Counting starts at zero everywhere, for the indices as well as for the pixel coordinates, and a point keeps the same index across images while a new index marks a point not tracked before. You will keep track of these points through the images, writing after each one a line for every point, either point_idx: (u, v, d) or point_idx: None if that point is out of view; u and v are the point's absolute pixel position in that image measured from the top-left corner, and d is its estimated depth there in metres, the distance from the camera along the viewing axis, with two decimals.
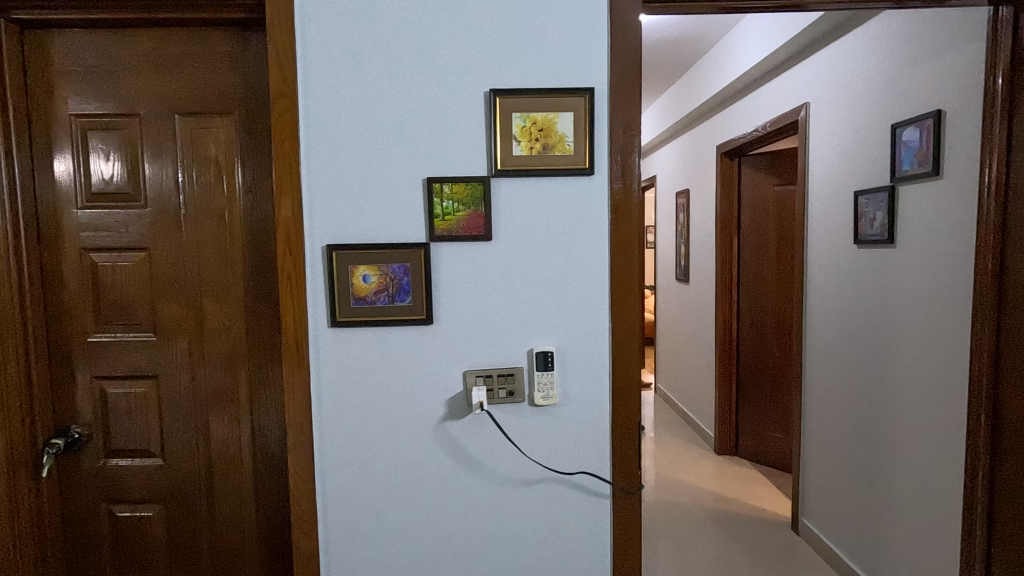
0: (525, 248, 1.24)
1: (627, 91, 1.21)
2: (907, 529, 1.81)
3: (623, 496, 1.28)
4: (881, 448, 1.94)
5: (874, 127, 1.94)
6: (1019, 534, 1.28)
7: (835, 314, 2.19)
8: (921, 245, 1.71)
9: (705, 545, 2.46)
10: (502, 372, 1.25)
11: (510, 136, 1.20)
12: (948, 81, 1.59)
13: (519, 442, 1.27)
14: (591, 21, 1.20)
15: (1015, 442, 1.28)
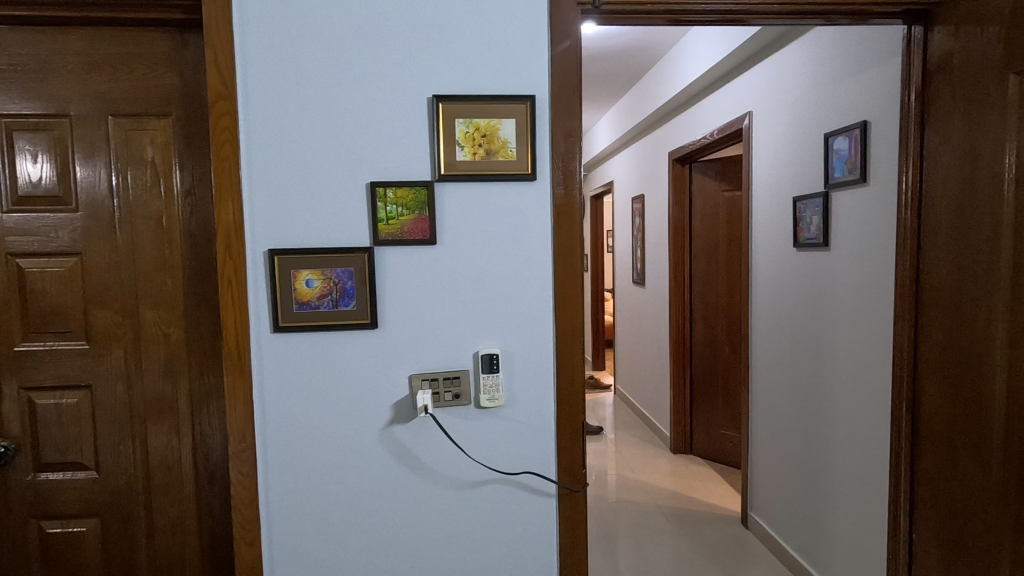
0: (469, 252, 1.25)
1: (568, 98, 1.24)
2: (842, 518, 1.90)
3: (568, 495, 1.31)
4: (819, 441, 2.03)
5: (809, 137, 2.03)
6: (933, 518, 1.36)
7: (777, 314, 2.29)
8: (851, 248, 1.81)
9: (658, 542, 2.51)
10: (447, 375, 1.25)
11: (453, 141, 1.21)
12: (872, 93, 1.69)
13: (465, 444, 1.28)
14: (532, 30, 1.23)
15: (932, 433, 1.36)
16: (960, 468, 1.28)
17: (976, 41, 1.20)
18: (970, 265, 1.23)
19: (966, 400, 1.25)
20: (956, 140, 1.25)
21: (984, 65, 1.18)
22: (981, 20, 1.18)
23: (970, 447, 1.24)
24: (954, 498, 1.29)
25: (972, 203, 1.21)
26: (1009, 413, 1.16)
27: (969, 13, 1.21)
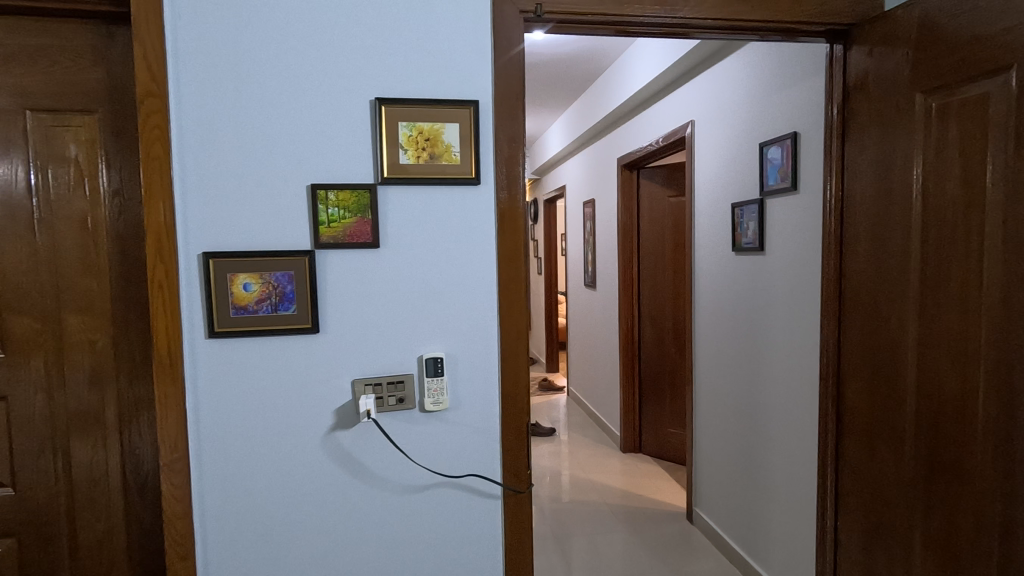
0: (414, 256, 1.25)
1: (511, 104, 1.26)
2: (778, 509, 2.00)
3: (512, 496, 1.32)
4: (756, 436, 2.12)
5: (746, 146, 2.13)
6: (856, 507, 1.45)
7: (717, 316, 2.39)
8: (784, 253, 1.91)
9: (608, 540, 2.56)
10: (392, 380, 1.25)
11: (396, 144, 1.21)
12: (801, 106, 1.78)
13: (410, 449, 1.28)
14: (475, 36, 1.24)
15: (854, 427, 1.44)
16: (878, 460, 1.37)
17: (888, 61, 1.29)
18: (885, 269, 1.32)
19: (883, 396, 1.34)
20: (871, 152, 1.34)
21: (896, 83, 1.27)
22: (892, 42, 1.28)
23: (887, 440, 1.33)
24: (874, 488, 1.38)
25: (887, 212, 1.31)
26: (920, 407, 1.25)
27: (882, 34, 1.31)
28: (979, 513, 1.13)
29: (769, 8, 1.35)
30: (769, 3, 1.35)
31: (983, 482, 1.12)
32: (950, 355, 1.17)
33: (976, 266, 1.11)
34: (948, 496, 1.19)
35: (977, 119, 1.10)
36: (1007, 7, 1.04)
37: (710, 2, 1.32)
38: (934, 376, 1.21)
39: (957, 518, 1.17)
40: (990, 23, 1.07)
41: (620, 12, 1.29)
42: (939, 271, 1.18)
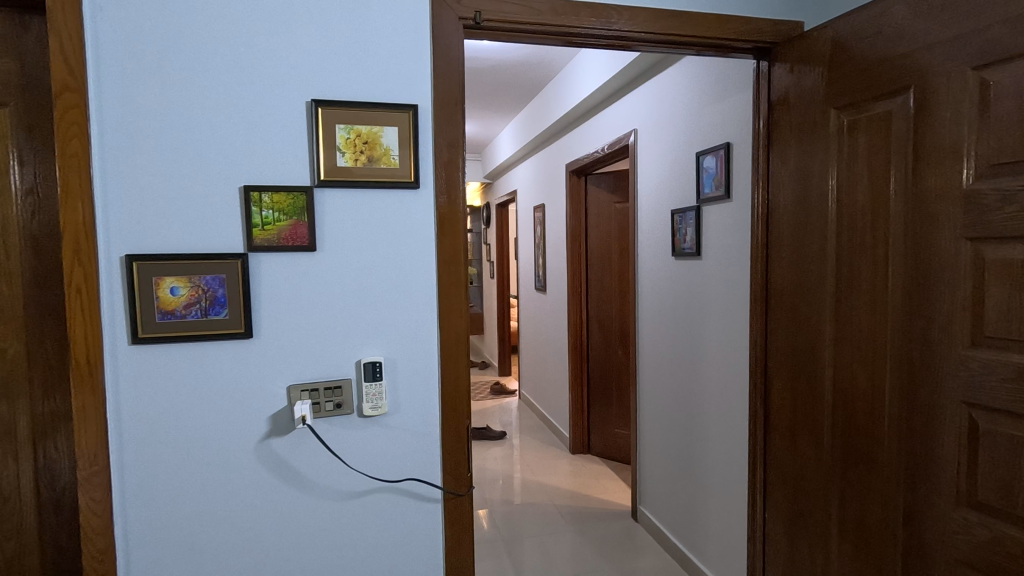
0: (351, 259, 1.24)
1: (450, 110, 1.27)
2: (715, 504, 2.07)
3: (453, 500, 1.32)
4: (694, 434, 2.20)
5: (684, 156, 2.22)
6: (781, 498, 1.52)
7: (659, 318, 2.46)
8: (719, 258, 1.99)
9: (557, 541, 2.59)
10: (329, 385, 1.23)
11: (333, 146, 1.20)
12: (733, 118, 1.87)
13: (347, 455, 1.26)
14: (414, 40, 1.25)
15: (779, 423, 1.52)
16: (800, 453, 1.45)
17: (807, 78, 1.38)
18: (805, 274, 1.40)
19: (805, 393, 1.42)
20: (792, 163, 1.43)
21: (813, 100, 1.36)
22: (809, 61, 1.36)
23: (808, 434, 1.41)
24: (797, 481, 1.46)
25: (806, 220, 1.39)
26: (835, 403, 1.33)
27: (801, 53, 1.39)
28: (886, 500, 1.22)
29: (699, 24, 1.41)
30: (699, 18, 1.41)
31: (890, 471, 1.21)
32: (861, 354, 1.26)
33: (882, 271, 1.20)
34: (859, 485, 1.28)
35: (883, 136, 1.19)
36: (907, 32, 1.13)
37: (643, 16, 1.37)
38: (847, 372, 1.29)
39: (868, 505, 1.26)
40: (893, 47, 1.16)
41: (557, 23, 1.32)
42: (852, 275, 1.27)
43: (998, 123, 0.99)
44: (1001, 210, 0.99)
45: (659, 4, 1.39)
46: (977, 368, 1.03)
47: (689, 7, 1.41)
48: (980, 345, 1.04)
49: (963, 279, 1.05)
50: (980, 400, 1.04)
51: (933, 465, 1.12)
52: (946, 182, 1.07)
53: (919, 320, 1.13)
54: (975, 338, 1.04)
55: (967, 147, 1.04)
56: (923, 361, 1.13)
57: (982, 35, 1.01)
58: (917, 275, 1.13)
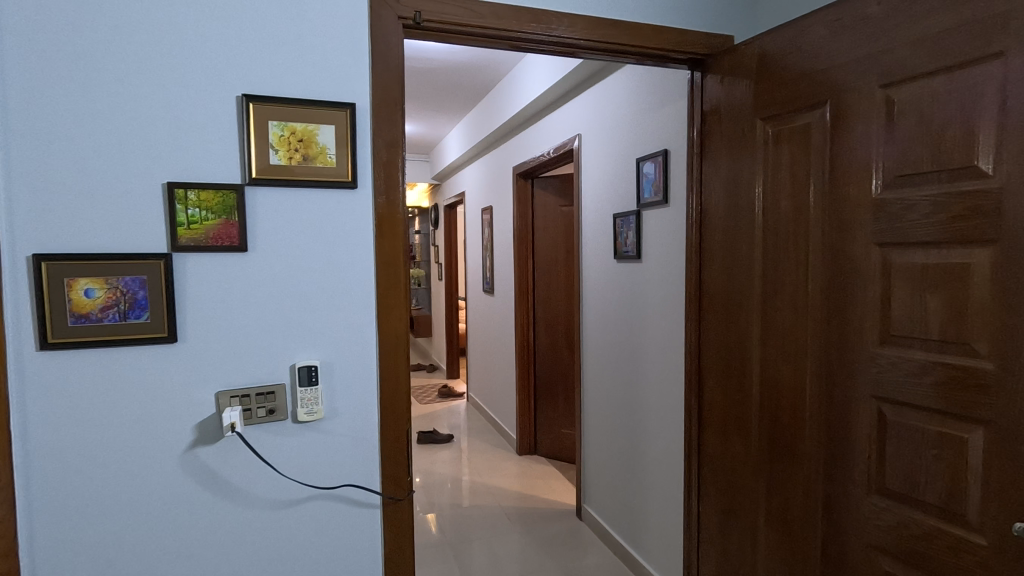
0: (285, 260, 1.20)
1: (389, 109, 1.25)
2: (655, 500, 2.13)
3: (392, 505, 1.30)
4: (635, 431, 2.26)
5: (626, 161, 2.27)
6: (713, 491, 1.59)
7: (601, 319, 2.52)
8: (658, 260, 2.05)
9: (503, 543, 2.59)
10: (260, 391, 1.19)
11: (266, 144, 1.16)
12: (671, 126, 1.94)
13: (280, 462, 1.22)
14: (352, 37, 1.22)
15: (711, 419, 1.59)
16: (731, 448, 1.51)
17: (735, 89, 1.44)
18: (735, 275, 1.47)
19: (735, 390, 1.49)
20: (723, 170, 1.49)
21: (742, 111, 1.42)
22: (738, 73, 1.43)
23: (738, 428, 1.48)
24: (728, 475, 1.53)
25: (736, 223, 1.46)
26: (762, 399, 1.40)
27: (730, 65, 1.46)
28: (807, 490, 1.29)
29: (636, 33, 1.45)
30: (636, 28, 1.45)
31: (811, 463, 1.28)
32: (785, 352, 1.33)
33: (803, 274, 1.27)
34: (784, 476, 1.35)
35: (803, 146, 1.26)
36: (825, 50, 1.20)
37: (582, 24, 1.40)
38: (772, 369, 1.36)
39: (791, 495, 1.33)
40: (813, 63, 1.23)
41: (498, 27, 1.33)
42: (776, 277, 1.34)
43: (901, 137, 1.07)
44: (905, 218, 1.07)
45: (598, 13, 1.42)
46: (885, 364, 1.11)
47: (627, 17, 1.45)
48: (888, 344, 1.12)
49: (873, 281, 1.13)
50: (888, 394, 1.12)
51: (849, 456, 1.19)
52: (859, 191, 1.15)
53: (835, 320, 1.21)
54: (884, 337, 1.12)
55: (875, 159, 1.12)
56: (838, 358, 1.20)
57: (888, 56, 1.09)
58: (834, 278, 1.20)
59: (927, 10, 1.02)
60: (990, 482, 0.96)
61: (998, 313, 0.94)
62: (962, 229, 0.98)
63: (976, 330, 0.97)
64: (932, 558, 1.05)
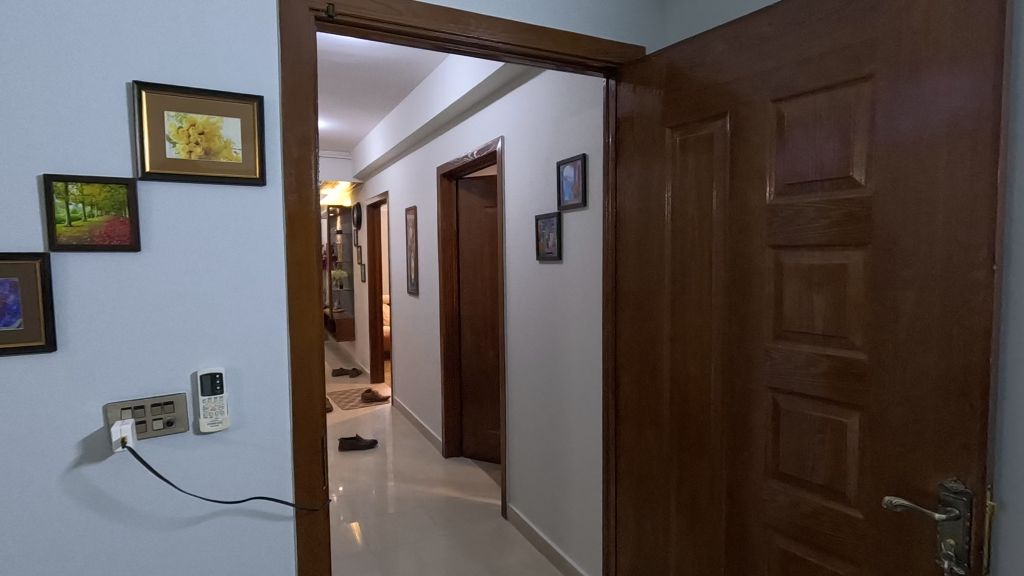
0: (185, 261, 1.12)
1: (301, 104, 1.20)
2: (577, 495, 2.18)
3: (307, 515, 1.26)
4: (557, 429, 2.30)
5: (547, 164, 2.32)
6: (630, 483, 1.65)
7: (525, 319, 2.55)
8: (579, 262, 2.10)
9: (430, 548, 2.56)
10: (157, 401, 1.10)
11: (161, 136, 1.08)
12: (590, 130, 2.00)
13: (180, 477, 1.14)
14: (260, 27, 1.16)
15: (627, 414, 1.65)
16: (645, 441, 1.58)
17: (646, 98, 1.51)
18: (648, 275, 1.53)
19: (648, 385, 1.56)
20: (636, 174, 1.56)
21: (653, 119, 1.49)
22: (649, 83, 1.50)
23: (651, 422, 1.55)
24: (643, 467, 1.59)
25: (648, 226, 1.52)
26: (673, 393, 1.47)
27: (641, 75, 1.53)
28: (713, 476, 1.37)
29: (553, 39, 1.49)
30: (554, 35, 1.49)
31: (716, 451, 1.36)
32: (691, 348, 1.41)
33: (708, 273, 1.36)
34: (692, 464, 1.43)
35: (707, 154, 1.35)
36: (726, 65, 1.29)
37: (501, 27, 1.42)
38: (681, 364, 1.44)
39: (699, 482, 1.41)
40: (715, 77, 1.32)
41: (415, 25, 1.32)
42: (684, 277, 1.42)
43: (790, 148, 1.17)
44: (793, 223, 1.16)
45: (516, 17, 1.44)
46: (779, 357, 1.21)
47: (544, 23, 1.48)
48: (781, 338, 1.21)
49: (768, 281, 1.22)
50: (781, 385, 1.21)
51: (748, 443, 1.28)
52: (756, 197, 1.23)
53: (736, 317, 1.29)
54: (777, 333, 1.21)
55: (769, 168, 1.21)
56: (739, 352, 1.29)
57: (778, 74, 1.18)
58: (735, 278, 1.29)
59: (810, 33, 1.12)
60: (864, 461, 1.07)
61: (870, 309, 1.05)
62: (840, 233, 1.09)
63: (854, 325, 1.08)
64: (819, 533, 1.15)
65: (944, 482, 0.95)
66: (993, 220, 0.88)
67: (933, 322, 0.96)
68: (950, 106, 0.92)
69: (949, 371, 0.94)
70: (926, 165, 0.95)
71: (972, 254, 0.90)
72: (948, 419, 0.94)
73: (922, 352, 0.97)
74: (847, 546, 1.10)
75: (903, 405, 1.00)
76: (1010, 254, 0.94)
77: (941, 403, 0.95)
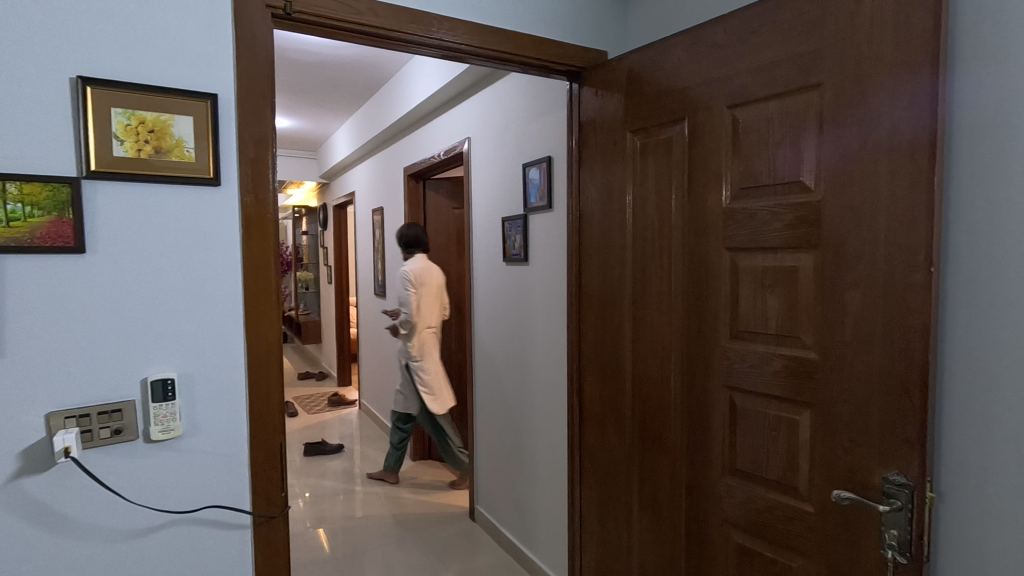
0: (133, 263, 1.08)
1: (257, 103, 1.18)
2: (543, 496, 2.19)
3: (264, 523, 1.23)
4: (524, 430, 2.31)
5: (513, 166, 2.32)
6: (593, 483, 1.66)
7: (491, 321, 2.55)
8: (544, 263, 2.11)
9: (396, 552, 2.53)
10: (104, 409, 1.06)
11: (108, 133, 1.04)
12: (555, 133, 2.02)
13: (129, 488, 1.10)
14: (213, 22, 1.13)
15: (590, 415, 1.66)
16: (608, 441, 1.60)
17: (608, 102, 1.53)
18: (610, 276, 1.55)
19: (611, 386, 1.58)
20: (598, 177, 1.58)
21: (614, 123, 1.52)
22: (610, 88, 1.52)
23: (613, 421, 1.57)
24: (606, 466, 1.61)
25: (610, 228, 1.54)
26: (635, 393, 1.50)
27: (603, 79, 1.55)
28: (673, 474, 1.40)
29: (516, 42, 1.49)
30: (516, 37, 1.49)
31: (676, 450, 1.39)
32: (652, 348, 1.43)
33: (668, 275, 1.38)
34: (653, 462, 1.45)
35: (666, 158, 1.37)
36: (684, 71, 1.32)
37: (463, 28, 1.41)
38: (643, 364, 1.46)
39: (660, 480, 1.44)
40: (673, 82, 1.34)
41: (376, 26, 1.31)
42: (644, 277, 1.44)
43: (744, 154, 1.20)
44: (748, 226, 1.19)
45: (479, 19, 1.45)
46: (735, 356, 1.24)
47: (507, 26, 1.49)
48: (737, 338, 1.24)
49: (724, 282, 1.25)
50: (736, 384, 1.24)
51: (707, 441, 1.31)
52: (713, 200, 1.26)
53: (695, 317, 1.32)
54: (734, 333, 1.25)
55: (725, 172, 1.24)
56: (697, 352, 1.32)
57: (733, 81, 1.21)
58: (693, 279, 1.32)
59: (763, 42, 1.15)
60: (815, 456, 1.11)
61: (819, 309, 1.08)
62: (792, 236, 1.12)
63: (805, 325, 1.11)
64: (772, 527, 1.19)
65: (888, 475, 0.99)
66: (930, 225, 0.92)
67: (877, 322, 1.00)
68: (892, 115, 0.96)
69: (891, 368, 0.98)
70: (869, 171, 0.99)
71: (912, 257, 0.95)
72: (890, 415, 0.98)
73: (867, 350, 1.01)
74: (799, 539, 1.14)
75: (850, 402, 1.04)
76: (947, 257, 0.99)
77: (884, 399, 0.99)
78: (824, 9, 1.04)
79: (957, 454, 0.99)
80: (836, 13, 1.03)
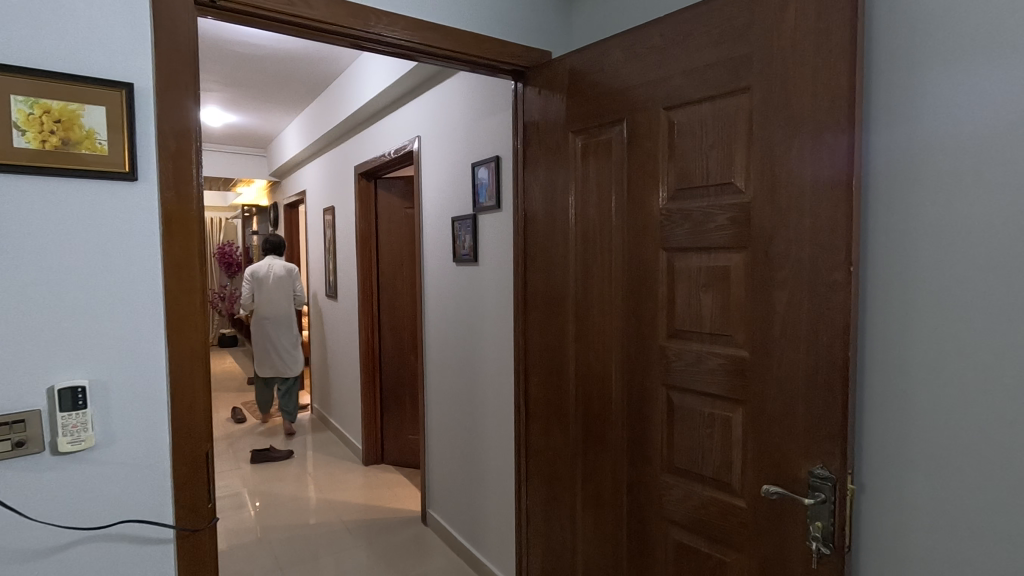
0: (38, 263, 1.01)
1: (178, 95, 1.12)
2: (493, 498, 2.17)
3: (189, 537, 1.16)
4: (474, 431, 2.29)
5: (462, 165, 2.30)
6: (538, 484, 1.66)
7: (441, 321, 2.52)
8: (493, 264, 2.10)
9: (345, 558, 2.47)
10: (4, 420, 0.98)
11: (7, 123, 0.97)
12: (503, 133, 2.01)
13: (33, 504, 1.02)
14: (128, 8, 1.07)
15: (536, 415, 1.66)
16: (553, 441, 1.60)
17: (551, 102, 1.53)
18: (554, 275, 1.55)
19: (556, 384, 1.57)
20: (542, 177, 1.57)
21: (557, 123, 1.51)
22: (553, 87, 1.52)
23: (558, 420, 1.57)
24: (551, 465, 1.61)
25: (553, 228, 1.55)
26: (578, 392, 1.50)
27: (547, 79, 1.55)
28: (616, 472, 1.41)
29: (458, 39, 1.48)
30: (458, 34, 1.48)
31: (617, 449, 1.40)
32: (595, 347, 1.44)
33: (609, 275, 1.39)
34: (596, 460, 1.46)
35: (606, 158, 1.38)
36: (622, 73, 1.33)
37: (403, 23, 1.39)
38: (586, 363, 1.47)
39: (603, 479, 1.44)
40: (613, 83, 1.35)
41: (310, 17, 1.26)
42: (587, 276, 1.45)
43: (680, 154, 1.22)
44: (683, 226, 1.21)
45: (419, 15, 1.42)
46: (672, 355, 1.25)
47: (449, 23, 1.47)
48: (673, 337, 1.26)
49: (662, 282, 1.27)
50: (675, 381, 1.25)
51: (647, 439, 1.32)
52: (652, 200, 1.28)
53: (634, 316, 1.33)
54: (671, 332, 1.26)
55: (664, 172, 1.25)
56: (637, 351, 1.33)
57: (668, 83, 1.23)
58: (634, 278, 1.33)
59: (696, 45, 1.17)
60: (748, 452, 1.13)
61: (750, 308, 1.11)
62: (724, 236, 1.14)
63: (737, 324, 1.13)
64: (709, 523, 1.20)
65: (813, 469, 1.02)
66: (848, 225, 0.96)
67: (801, 319, 1.02)
68: (814, 119, 0.99)
69: (816, 364, 1.01)
70: (794, 173, 1.02)
71: (834, 256, 0.97)
72: (815, 410, 1.01)
73: (795, 347, 1.03)
74: (733, 534, 1.16)
75: (779, 398, 1.06)
76: (866, 256, 1.03)
77: (810, 395, 1.02)
78: (753, 13, 1.07)
79: (878, 447, 1.02)
80: (763, 18, 1.05)
